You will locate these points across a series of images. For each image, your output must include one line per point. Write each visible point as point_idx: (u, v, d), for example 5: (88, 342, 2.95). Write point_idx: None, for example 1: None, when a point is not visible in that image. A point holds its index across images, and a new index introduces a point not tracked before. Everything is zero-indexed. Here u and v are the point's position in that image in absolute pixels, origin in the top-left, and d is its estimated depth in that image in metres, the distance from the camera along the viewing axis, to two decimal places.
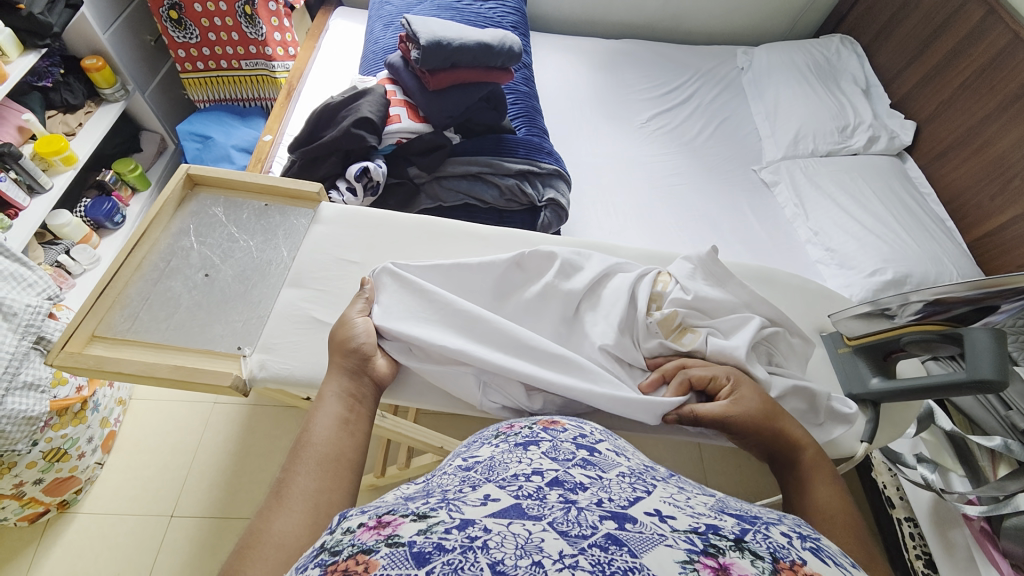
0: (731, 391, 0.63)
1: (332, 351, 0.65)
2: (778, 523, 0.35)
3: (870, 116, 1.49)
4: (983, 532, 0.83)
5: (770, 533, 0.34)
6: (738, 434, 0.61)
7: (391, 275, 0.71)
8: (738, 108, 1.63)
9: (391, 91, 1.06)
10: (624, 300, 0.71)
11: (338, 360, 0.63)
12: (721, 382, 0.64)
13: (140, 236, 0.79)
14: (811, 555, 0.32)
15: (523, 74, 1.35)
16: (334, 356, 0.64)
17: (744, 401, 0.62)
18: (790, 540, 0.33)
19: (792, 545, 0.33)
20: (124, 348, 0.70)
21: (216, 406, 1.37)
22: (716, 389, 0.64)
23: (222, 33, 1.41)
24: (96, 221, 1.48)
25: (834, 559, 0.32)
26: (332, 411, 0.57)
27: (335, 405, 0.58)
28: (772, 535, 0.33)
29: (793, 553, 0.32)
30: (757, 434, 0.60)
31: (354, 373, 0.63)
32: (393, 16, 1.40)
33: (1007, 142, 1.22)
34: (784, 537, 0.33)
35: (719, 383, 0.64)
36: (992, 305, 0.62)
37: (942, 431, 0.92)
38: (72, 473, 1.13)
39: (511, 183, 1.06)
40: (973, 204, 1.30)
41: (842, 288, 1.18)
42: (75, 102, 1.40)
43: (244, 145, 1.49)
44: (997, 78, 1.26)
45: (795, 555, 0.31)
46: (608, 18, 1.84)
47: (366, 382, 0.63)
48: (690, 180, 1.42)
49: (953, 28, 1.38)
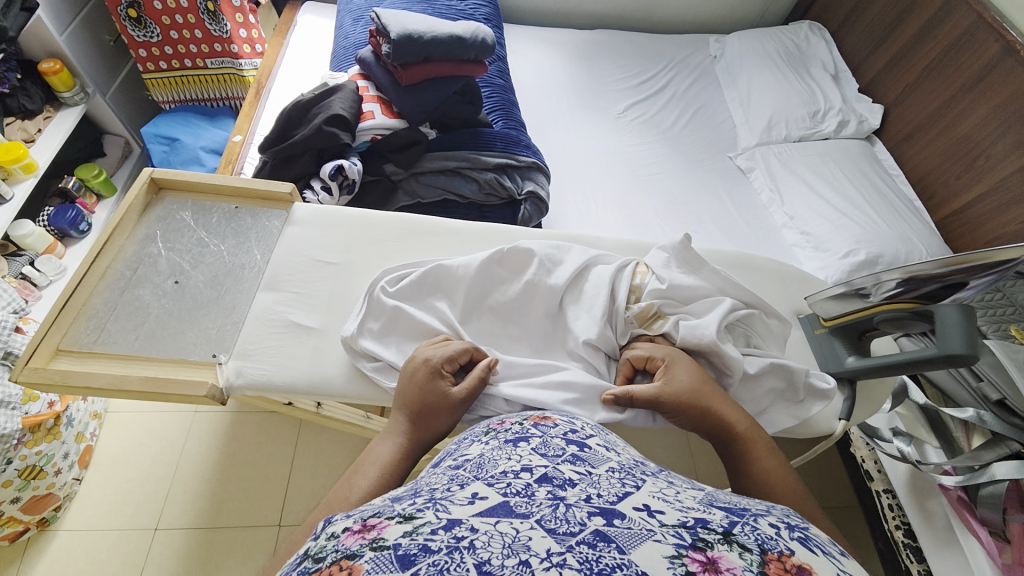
0: (670, 368, 0.63)
1: (405, 371, 0.62)
2: (766, 514, 0.36)
3: (840, 101, 1.52)
4: (960, 501, 0.86)
5: (759, 525, 0.34)
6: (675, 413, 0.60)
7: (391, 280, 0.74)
8: (712, 96, 1.65)
9: (363, 86, 1.04)
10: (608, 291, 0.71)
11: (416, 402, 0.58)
12: (657, 362, 0.65)
13: (103, 244, 0.76)
14: (800, 545, 0.32)
15: (498, 67, 1.34)
16: (406, 377, 0.61)
17: (676, 379, 0.62)
18: (778, 531, 0.34)
19: (780, 536, 0.33)
20: (91, 361, 0.67)
21: (197, 414, 1.33)
22: (652, 368, 0.65)
23: (185, 30, 1.36)
24: (60, 229, 1.42)
25: (822, 548, 0.33)
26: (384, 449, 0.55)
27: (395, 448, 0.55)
28: (760, 527, 0.34)
29: (781, 544, 0.32)
30: (693, 412, 0.60)
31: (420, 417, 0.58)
32: (363, 9, 1.37)
33: (971, 123, 1.26)
34: (773, 528, 0.34)
35: (655, 363, 0.65)
36: (960, 282, 0.63)
37: (916, 405, 0.95)
38: (50, 490, 1.09)
39: (489, 177, 1.05)
40: (939, 184, 1.35)
41: (817, 270, 1.21)
42: (33, 107, 1.32)
43: (214, 146, 1.44)
44: (959, 62, 1.29)
45: (783, 546, 0.32)
46: (581, 9, 1.83)
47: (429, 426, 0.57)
48: (668, 168, 1.43)
49: (917, 13, 1.41)
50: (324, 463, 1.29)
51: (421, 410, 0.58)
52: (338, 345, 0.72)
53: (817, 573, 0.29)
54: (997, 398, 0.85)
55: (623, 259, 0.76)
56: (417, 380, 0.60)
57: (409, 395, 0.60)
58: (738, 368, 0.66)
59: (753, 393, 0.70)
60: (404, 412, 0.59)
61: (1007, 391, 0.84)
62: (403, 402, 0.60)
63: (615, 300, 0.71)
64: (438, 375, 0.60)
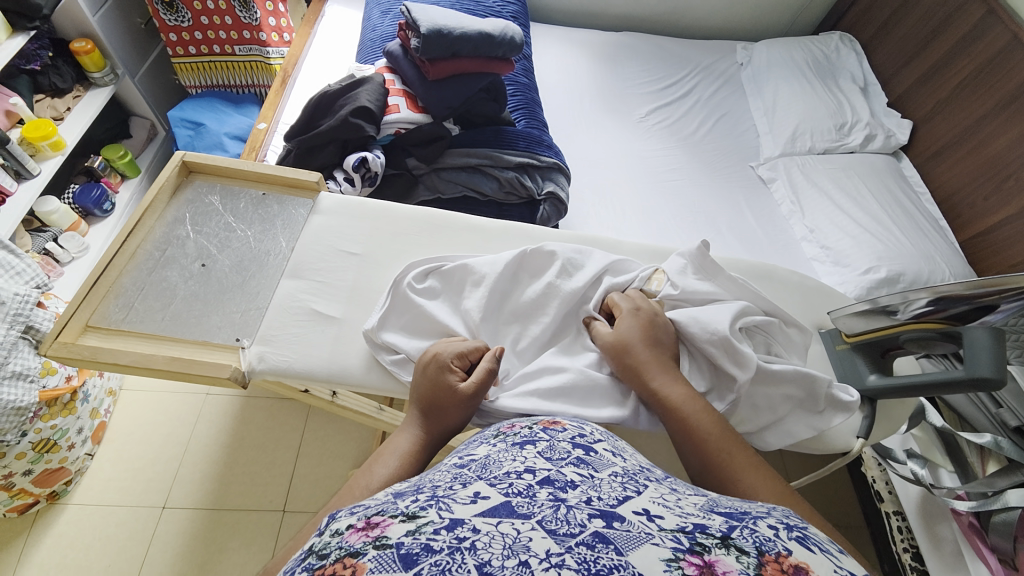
0: (622, 313, 0.67)
1: (417, 368, 0.63)
2: (765, 516, 0.36)
3: (867, 115, 1.49)
4: (972, 527, 0.85)
5: (758, 527, 0.34)
6: (611, 357, 0.65)
7: (421, 272, 0.74)
8: (737, 104, 1.63)
9: (390, 79, 1.05)
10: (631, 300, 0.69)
11: (429, 395, 0.59)
12: (618, 309, 0.69)
13: (134, 224, 0.77)
14: (798, 544, 0.32)
15: (523, 66, 1.34)
16: (417, 373, 0.62)
17: (623, 329, 0.66)
18: (777, 532, 0.33)
19: (778, 537, 0.33)
20: (118, 338, 0.68)
21: (208, 397, 1.35)
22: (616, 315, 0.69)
23: (215, 16, 1.37)
24: (85, 208, 1.45)
25: (820, 546, 0.33)
26: (401, 442, 0.55)
27: (411, 439, 0.56)
28: (759, 529, 0.33)
29: (779, 545, 0.32)
30: (622, 364, 0.64)
31: (432, 409, 0.58)
32: (391, 3, 1.37)
33: (1002, 143, 1.23)
34: (771, 529, 0.34)
35: (617, 310, 0.69)
36: (992, 304, 0.62)
37: (932, 427, 0.93)
38: (62, 464, 1.12)
39: (510, 176, 1.05)
40: (966, 204, 1.32)
41: (836, 285, 1.19)
42: (63, 86, 1.36)
43: (238, 133, 1.46)
44: (993, 80, 1.27)
45: (781, 546, 0.32)
46: (608, 11, 1.82)
47: (443, 420, 0.57)
48: (688, 175, 1.42)
49: (952, 27, 1.38)
50: (329, 452, 1.30)
51: (432, 404, 0.58)
52: (358, 337, 0.73)
53: (815, 574, 0.29)
54: (1016, 425, 0.83)
55: (640, 267, 0.78)
56: (427, 375, 0.60)
57: (421, 390, 0.60)
58: (749, 367, 0.65)
59: (770, 400, 0.70)
60: (416, 406, 0.59)
61: None
62: (415, 397, 0.60)
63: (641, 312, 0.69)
64: (447, 370, 0.60)
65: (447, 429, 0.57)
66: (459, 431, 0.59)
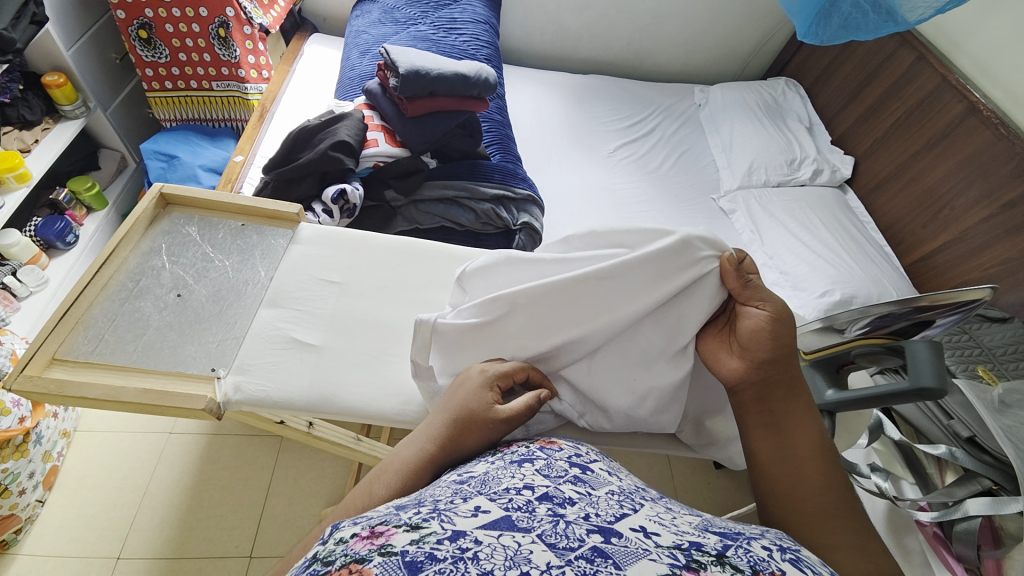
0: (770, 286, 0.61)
1: (459, 380, 0.63)
2: (759, 538, 0.38)
3: (814, 151, 1.63)
4: (936, 537, 0.90)
5: (752, 548, 0.35)
6: (777, 323, 0.57)
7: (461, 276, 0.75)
8: (697, 140, 1.74)
9: (368, 116, 1.09)
10: (689, 280, 0.61)
11: (456, 409, 0.58)
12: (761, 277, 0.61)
13: (107, 255, 0.76)
14: (791, 565, 0.34)
15: (498, 104, 1.41)
16: (456, 385, 0.61)
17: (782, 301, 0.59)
18: (770, 552, 0.35)
19: (772, 557, 0.34)
20: (87, 371, 0.66)
21: (171, 436, 1.29)
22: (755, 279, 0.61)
23: (194, 54, 1.41)
24: (47, 240, 1.40)
25: (813, 568, 0.34)
26: (410, 452, 0.55)
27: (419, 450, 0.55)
28: (753, 549, 0.35)
29: (773, 565, 0.33)
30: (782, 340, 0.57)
31: (453, 424, 0.56)
32: (370, 44, 1.44)
33: (935, 176, 1.36)
34: (765, 550, 0.35)
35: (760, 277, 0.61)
36: (929, 318, 0.69)
37: (892, 441, 0.98)
38: (12, 511, 1.04)
39: (486, 208, 1.08)
40: (907, 232, 1.44)
41: (795, 308, 1.26)
42: (32, 118, 1.33)
43: (213, 165, 1.45)
44: (925, 119, 1.40)
45: (774, 567, 0.33)
46: (576, 55, 1.96)
47: (457, 437, 0.55)
48: (656, 205, 1.50)
49: (886, 73, 1.53)
50: (302, 489, 1.25)
51: (457, 419, 0.56)
52: (337, 364, 0.73)
53: None
54: (967, 435, 0.89)
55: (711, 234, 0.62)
56: (467, 387, 0.60)
57: (453, 401, 0.59)
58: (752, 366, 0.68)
59: None
60: (439, 419, 0.58)
61: (976, 428, 0.88)
62: (446, 406, 0.59)
63: (701, 297, 0.61)
64: (487, 388, 0.59)
65: (458, 450, 0.55)
66: (467, 457, 0.55)
